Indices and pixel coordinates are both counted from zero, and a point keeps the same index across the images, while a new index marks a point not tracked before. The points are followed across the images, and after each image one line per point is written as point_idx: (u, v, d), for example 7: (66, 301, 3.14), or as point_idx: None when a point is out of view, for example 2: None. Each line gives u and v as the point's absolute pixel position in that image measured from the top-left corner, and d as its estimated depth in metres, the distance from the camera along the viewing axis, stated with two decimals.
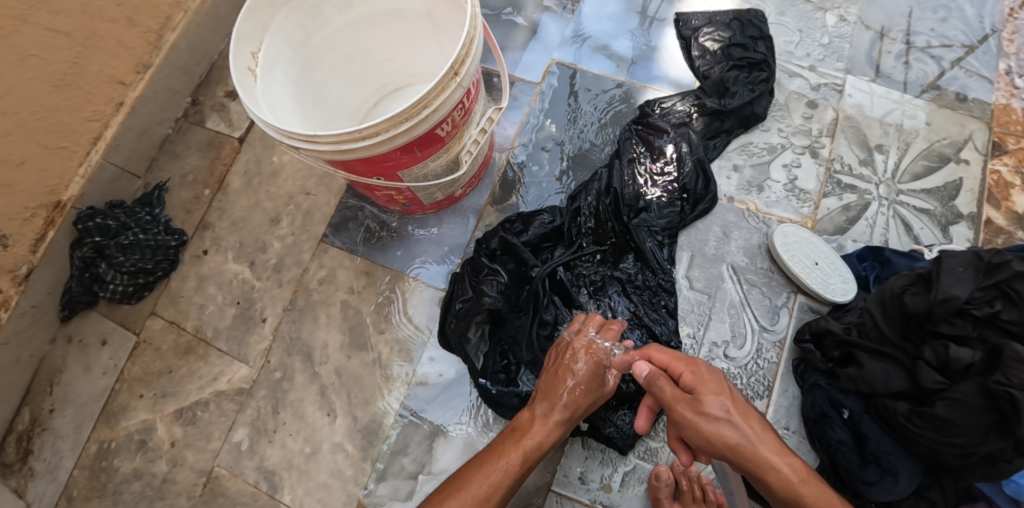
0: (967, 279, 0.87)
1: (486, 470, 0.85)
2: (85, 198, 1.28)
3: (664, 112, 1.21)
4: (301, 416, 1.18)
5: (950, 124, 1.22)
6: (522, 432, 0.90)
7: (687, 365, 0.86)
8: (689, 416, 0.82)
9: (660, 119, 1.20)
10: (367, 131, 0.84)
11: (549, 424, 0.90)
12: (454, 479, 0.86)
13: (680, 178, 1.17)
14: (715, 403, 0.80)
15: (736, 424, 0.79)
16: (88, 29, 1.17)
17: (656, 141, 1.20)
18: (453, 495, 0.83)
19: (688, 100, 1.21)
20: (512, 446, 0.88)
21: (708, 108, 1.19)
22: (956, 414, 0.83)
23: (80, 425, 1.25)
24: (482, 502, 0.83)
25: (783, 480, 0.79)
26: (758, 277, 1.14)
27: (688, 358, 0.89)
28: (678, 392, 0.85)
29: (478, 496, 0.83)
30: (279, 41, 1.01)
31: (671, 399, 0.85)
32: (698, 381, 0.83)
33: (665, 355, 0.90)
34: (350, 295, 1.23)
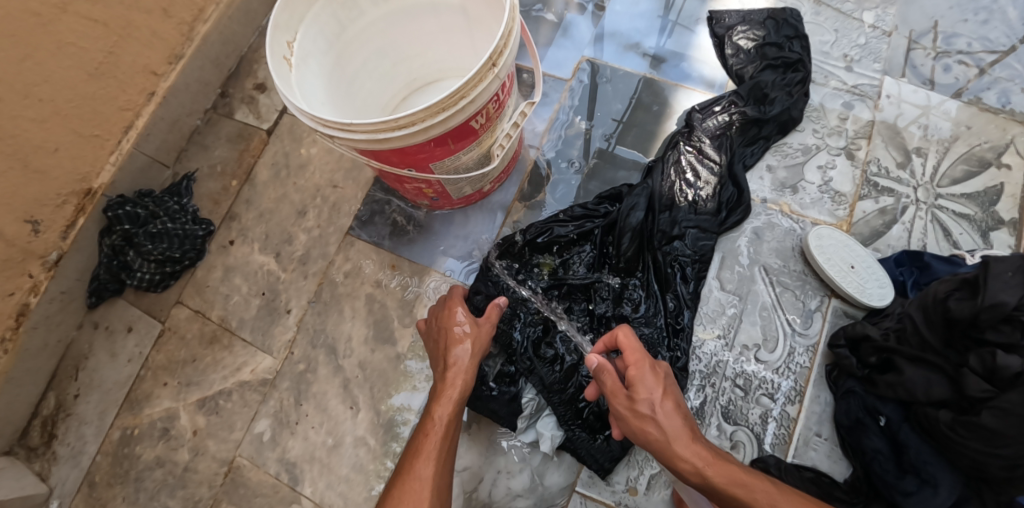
0: (1015, 285, 0.83)
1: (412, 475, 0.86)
2: (116, 187, 1.29)
3: (708, 115, 1.18)
4: (324, 409, 1.18)
5: (991, 128, 1.19)
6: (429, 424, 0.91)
7: (637, 361, 0.87)
8: (623, 410, 0.87)
9: (703, 123, 1.17)
10: (405, 120, 0.84)
11: (444, 402, 0.92)
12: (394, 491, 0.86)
13: (716, 187, 1.14)
14: (644, 403, 0.85)
15: (659, 424, 0.84)
16: (124, 19, 1.19)
17: (700, 147, 1.16)
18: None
19: (732, 104, 1.18)
20: (423, 444, 0.89)
21: (750, 116, 1.16)
22: (1003, 423, 0.80)
23: (105, 411, 1.26)
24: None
25: (690, 469, 0.83)
26: (791, 279, 1.11)
27: (642, 352, 0.88)
28: (617, 385, 0.88)
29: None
30: (314, 33, 1.01)
31: (610, 391, 0.89)
32: (637, 379, 0.86)
33: (625, 344, 0.89)
34: (376, 289, 1.22)
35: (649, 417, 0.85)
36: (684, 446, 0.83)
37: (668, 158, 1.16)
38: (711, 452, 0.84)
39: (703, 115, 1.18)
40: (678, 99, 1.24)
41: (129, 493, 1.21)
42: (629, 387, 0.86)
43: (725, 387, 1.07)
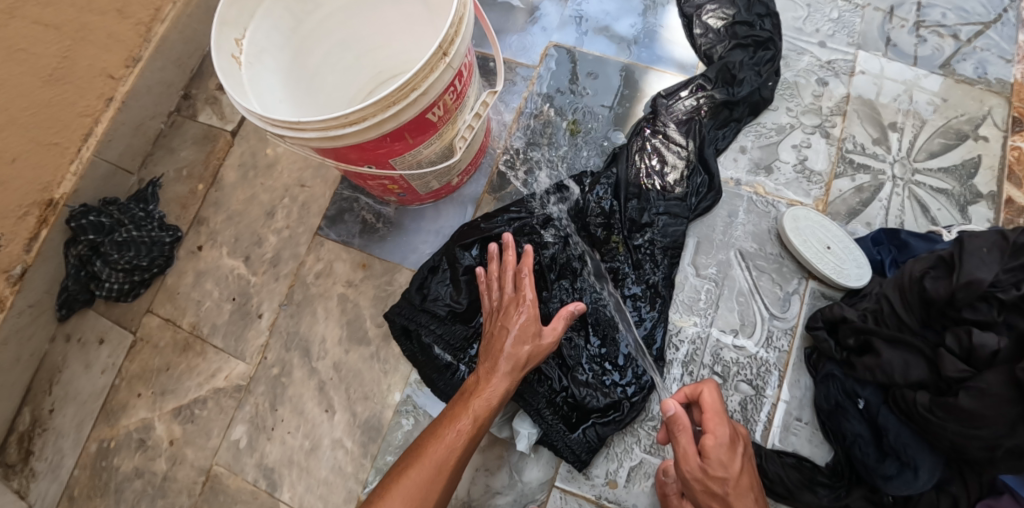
0: (991, 262, 0.81)
1: (441, 435, 0.85)
2: (79, 195, 1.27)
3: (674, 99, 1.16)
4: (301, 412, 1.16)
5: (968, 100, 1.17)
6: (471, 393, 0.90)
7: (715, 429, 0.82)
8: (691, 477, 0.83)
9: (668, 109, 1.16)
10: (354, 116, 0.81)
11: (494, 377, 0.90)
12: (418, 443, 0.87)
13: (685, 172, 1.12)
14: (721, 480, 0.80)
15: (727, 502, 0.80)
16: (77, 22, 1.16)
17: (668, 132, 1.14)
18: (412, 464, 0.83)
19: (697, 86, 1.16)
20: (461, 413, 0.87)
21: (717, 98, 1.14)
22: (980, 405, 0.77)
23: (81, 423, 1.24)
24: (429, 487, 0.82)
25: None
26: (767, 262, 1.09)
27: (723, 418, 0.83)
28: (691, 451, 0.83)
29: (430, 472, 0.83)
30: (267, 28, 0.99)
31: (681, 454, 0.83)
32: (715, 452, 0.81)
33: (706, 404, 0.84)
34: (348, 288, 1.19)
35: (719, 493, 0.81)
36: None
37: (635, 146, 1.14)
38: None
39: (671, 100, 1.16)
40: (649, 82, 1.22)
41: (109, 505, 1.20)
42: (702, 455, 0.82)
43: (703, 375, 1.05)
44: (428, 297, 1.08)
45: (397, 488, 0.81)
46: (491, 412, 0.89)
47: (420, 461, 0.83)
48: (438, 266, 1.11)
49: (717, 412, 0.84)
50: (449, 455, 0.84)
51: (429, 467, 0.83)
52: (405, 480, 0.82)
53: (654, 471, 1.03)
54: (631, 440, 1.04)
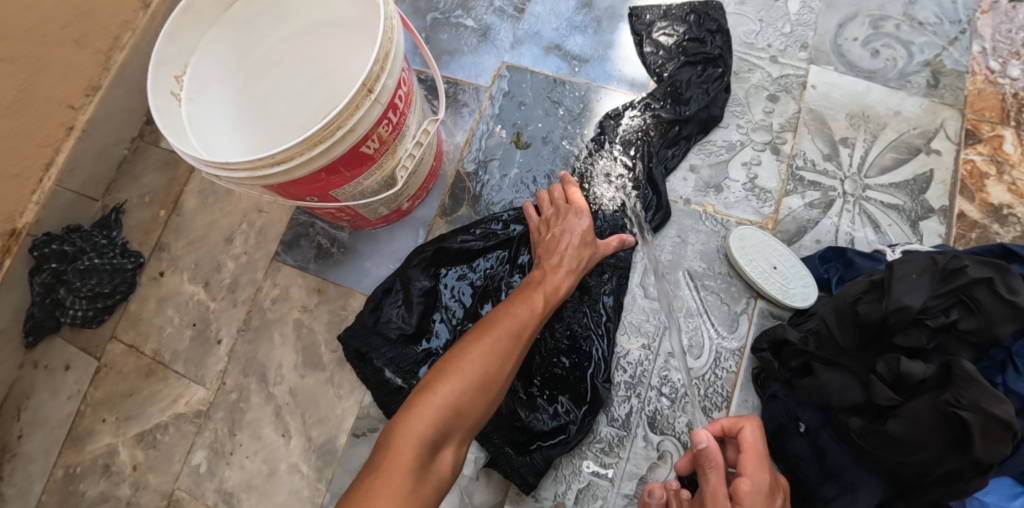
0: (921, 287, 0.80)
1: (514, 310, 0.89)
2: (42, 224, 1.28)
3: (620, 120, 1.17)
4: (259, 437, 1.17)
5: (921, 113, 1.16)
6: (539, 282, 0.95)
7: (753, 469, 0.80)
8: None
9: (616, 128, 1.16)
10: (281, 156, 0.81)
11: (561, 271, 0.96)
12: (488, 319, 0.89)
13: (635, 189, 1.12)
14: None
15: None
16: (33, 54, 1.17)
17: (615, 154, 1.15)
18: (487, 332, 0.86)
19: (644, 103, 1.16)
20: (533, 294, 0.93)
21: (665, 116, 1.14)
22: (910, 432, 0.77)
23: (48, 449, 1.27)
24: (503, 358, 0.84)
25: None
26: (715, 282, 1.09)
27: (761, 460, 0.82)
28: (721, 493, 0.79)
29: (507, 338, 0.86)
30: (209, 62, 1.01)
31: (710, 494, 0.80)
32: (749, 494, 0.78)
33: (748, 443, 0.83)
34: (304, 313, 1.20)
35: None
36: None
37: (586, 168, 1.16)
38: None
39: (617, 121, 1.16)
40: (599, 101, 1.21)
41: None
42: (734, 499, 0.78)
43: (650, 396, 1.06)
44: (381, 319, 1.08)
45: (470, 354, 0.82)
46: (558, 298, 0.94)
47: (494, 331, 0.86)
48: (392, 287, 1.11)
49: (758, 455, 0.82)
50: (521, 333, 0.87)
51: (504, 348, 0.85)
52: (479, 346, 0.84)
53: (603, 493, 1.03)
54: (580, 462, 1.04)
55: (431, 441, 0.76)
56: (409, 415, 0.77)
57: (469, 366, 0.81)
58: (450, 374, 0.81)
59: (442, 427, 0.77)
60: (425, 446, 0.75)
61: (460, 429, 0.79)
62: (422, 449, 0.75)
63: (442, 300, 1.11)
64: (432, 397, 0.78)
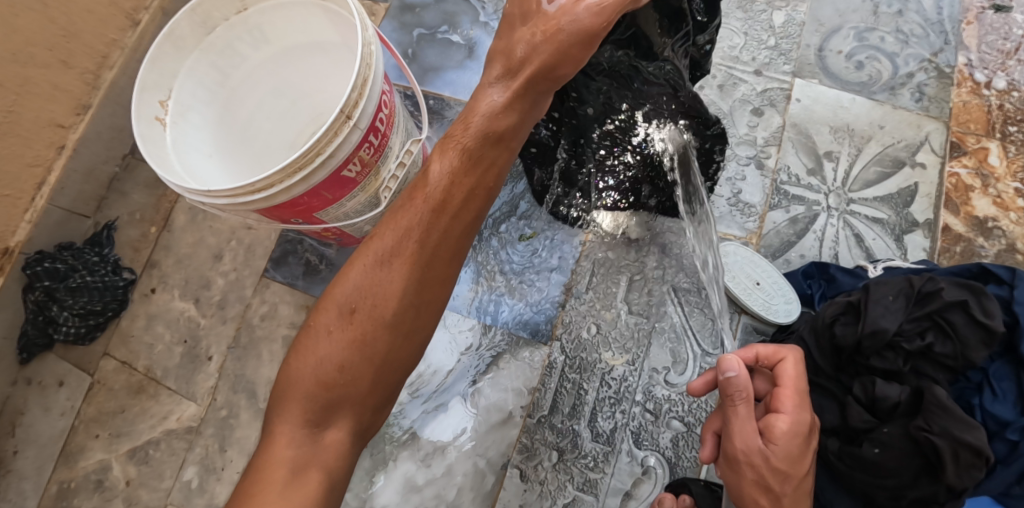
0: (896, 310, 0.81)
1: (386, 225, 0.75)
2: (34, 243, 1.30)
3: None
4: (248, 453, 1.18)
5: (905, 126, 1.16)
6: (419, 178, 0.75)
7: (788, 399, 0.79)
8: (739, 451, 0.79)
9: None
10: (261, 183, 0.82)
11: (444, 154, 0.74)
12: (365, 239, 0.77)
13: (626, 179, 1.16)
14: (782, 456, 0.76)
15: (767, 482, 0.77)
16: (21, 77, 1.19)
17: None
18: (353, 264, 0.75)
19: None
20: (379, 248, 0.74)
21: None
22: (884, 457, 0.77)
23: (42, 465, 1.28)
24: (373, 294, 0.73)
25: None
26: (699, 297, 1.10)
27: (799, 389, 0.79)
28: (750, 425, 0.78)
29: (374, 265, 0.74)
30: (192, 85, 1.01)
31: (740, 427, 0.79)
32: (779, 427, 0.77)
33: (784, 375, 0.80)
34: (293, 330, 1.21)
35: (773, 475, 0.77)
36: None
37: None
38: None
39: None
40: None
41: None
42: (766, 431, 0.78)
43: (634, 412, 1.06)
44: None
45: (314, 342, 0.74)
46: (450, 202, 0.74)
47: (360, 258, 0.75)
48: None
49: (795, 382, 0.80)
50: (379, 275, 0.73)
51: (359, 319, 0.73)
52: (345, 283, 0.75)
53: None
54: (565, 478, 1.05)
55: (296, 450, 0.72)
56: (278, 397, 0.74)
57: (331, 317, 0.74)
58: (310, 338, 0.75)
59: (308, 424, 0.72)
60: (291, 456, 0.71)
61: (343, 401, 0.73)
62: (296, 454, 0.71)
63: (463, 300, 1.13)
64: (291, 377, 0.74)
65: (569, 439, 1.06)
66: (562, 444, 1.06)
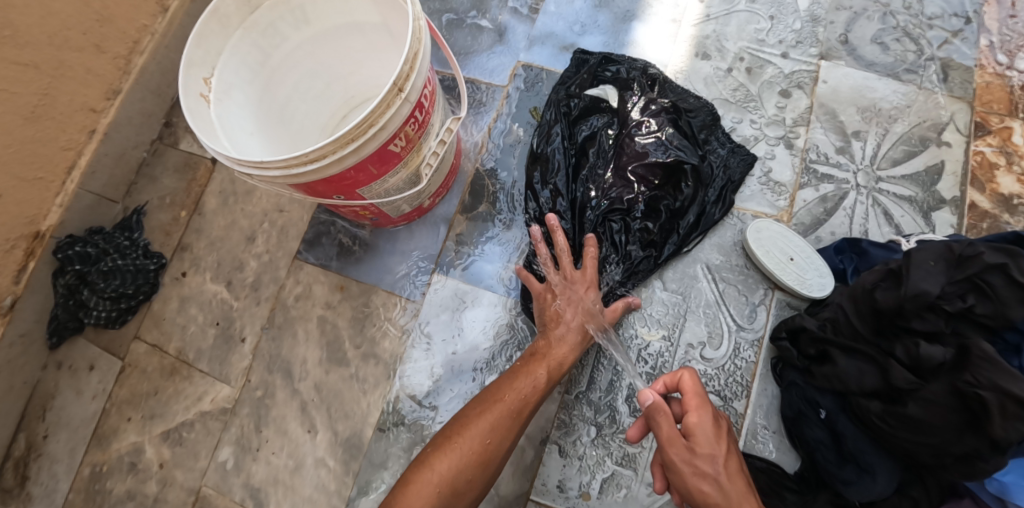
0: (937, 273, 0.83)
1: (520, 385, 0.96)
2: (65, 226, 1.30)
3: (648, 113, 1.16)
4: (284, 432, 1.19)
5: (931, 107, 1.18)
6: (544, 353, 1.00)
7: (696, 407, 0.84)
8: (680, 463, 0.82)
9: (639, 125, 1.16)
10: (315, 154, 0.83)
11: (567, 344, 1.01)
12: (492, 391, 0.98)
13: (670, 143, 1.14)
14: (709, 460, 0.81)
15: (722, 485, 0.80)
16: (55, 60, 1.19)
17: (636, 140, 1.15)
18: (491, 406, 0.95)
19: (676, 99, 1.18)
20: (536, 366, 0.98)
21: (685, 119, 1.16)
22: (929, 413, 0.79)
23: (74, 448, 1.28)
24: (501, 435, 0.93)
25: None
26: (733, 274, 1.11)
27: (703, 398, 0.85)
28: (674, 434, 0.84)
29: (512, 408, 0.94)
30: (235, 64, 1.02)
31: (665, 439, 0.84)
32: (699, 431, 0.83)
33: (685, 386, 0.86)
34: (327, 310, 1.22)
35: (711, 477, 0.80)
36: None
37: (594, 142, 1.17)
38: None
39: (633, 103, 1.18)
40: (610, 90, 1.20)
41: None
42: (686, 436, 0.83)
43: None
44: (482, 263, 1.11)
45: (477, 424, 0.93)
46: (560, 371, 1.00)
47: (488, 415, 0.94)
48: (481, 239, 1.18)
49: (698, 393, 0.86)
50: (494, 442, 0.92)
51: (506, 406, 0.94)
52: (480, 419, 0.93)
53: (628, 482, 1.05)
54: (603, 453, 1.07)
55: (441, 492, 0.88)
56: (407, 492, 0.87)
57: (474, 442, 0.91)
58: (447, 452, 0.91)
59: (438, 491, 0.87)
60: (433, 495, 0.87)
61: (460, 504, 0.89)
62: None
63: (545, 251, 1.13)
64: (428, 477, 0.89)
65: (607, 414, 1.08)
66: (599, 419, 1.08)
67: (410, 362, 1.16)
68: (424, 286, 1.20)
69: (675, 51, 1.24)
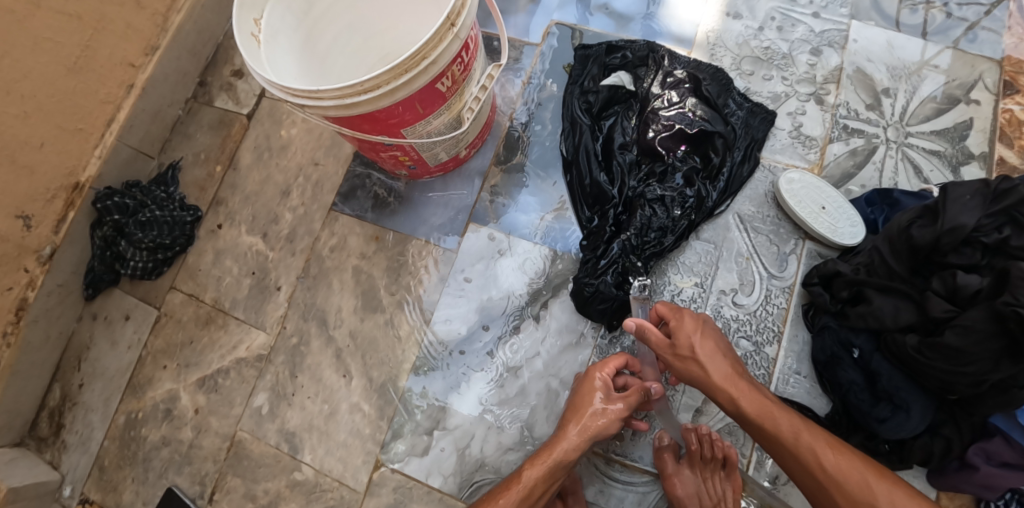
0: (974, 207, 0.84)
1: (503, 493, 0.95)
2: (103, 179, 1.33)
3: (668, 86, 1.19)
4: (319, 379, 1.21)
5: (959, 65, 1.19)
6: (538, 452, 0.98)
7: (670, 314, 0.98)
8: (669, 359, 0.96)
9: (660, 98, 1.18)
10: (370, 83, 0.87)
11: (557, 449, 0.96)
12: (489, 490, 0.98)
13: (695, 110, 1.16)
14: (688, 343, 0.95)
15: (701, 363, 0.93)
16: (97, 13, 1.22)
17: (660, 114, 1.17)
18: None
19: (688, 68, 1.20)
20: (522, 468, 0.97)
21: (704, 86, 1.17)
22: (966, 342, 0.80)
23: (110, 397, 1.31)
24: None
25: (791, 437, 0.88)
26: (764, 225, 1.13)
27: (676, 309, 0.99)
28: (661, 340, 0.97)
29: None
30: (282, 11, 1.05)
31: (656, 344, 0.97)
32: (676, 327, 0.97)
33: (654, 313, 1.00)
34: (362, 260, 1.24)
35: (693, 360, 0.94)
36: (729, 381, 0.92)
37: (618, 116, 1.21)
38: (846, 465, 0.84)
39: (650, 79, 1.20)
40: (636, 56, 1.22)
41: (138, 473, 1.26)
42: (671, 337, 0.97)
43: None
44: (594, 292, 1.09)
45: None
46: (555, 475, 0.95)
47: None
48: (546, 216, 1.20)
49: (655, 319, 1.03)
50: None
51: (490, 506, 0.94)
52: None
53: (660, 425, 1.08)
54: None
55: None
56: None
57: None
58: None
59: None
60: None
61: None
62: None
63: (586, 213, 1.17)
64: None
65: None
66: None
67: (445, 309, 1.18)
68: (458, 235, 1.22)
69: (706, 12, 1.26)
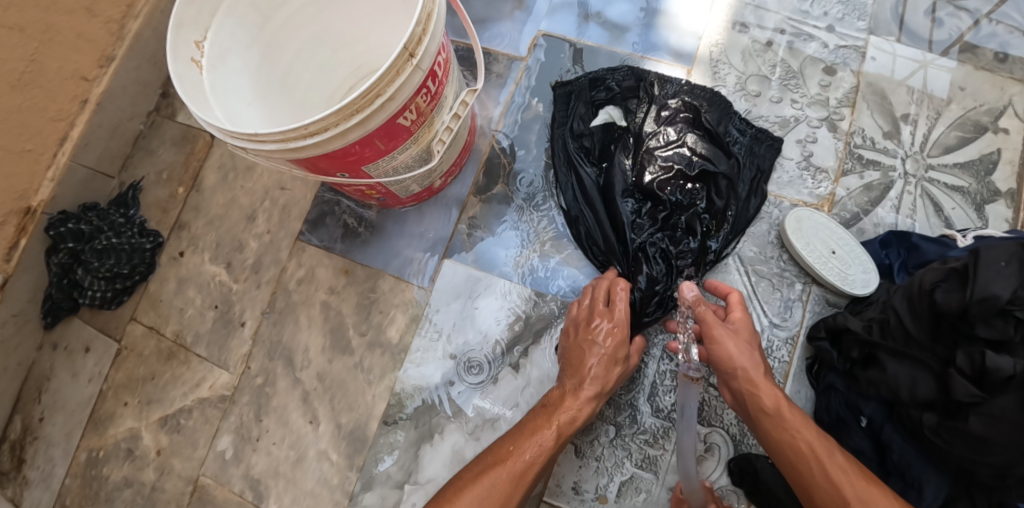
0: (1010, 275, 0.72)
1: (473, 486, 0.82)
2: (58, 202, 1.23)
3: (663, 121, 1.07)
4: (285, 422, 1.13)
5: (988, 88, 1.06)
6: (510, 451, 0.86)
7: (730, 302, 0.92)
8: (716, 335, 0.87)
9: (655, 135, 1.07)
10: (315, 126, 0.77)
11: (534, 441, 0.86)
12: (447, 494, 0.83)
13: (695, 148, 1.05)
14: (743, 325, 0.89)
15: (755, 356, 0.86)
16: (43, 23, 1.11)
17: (656, 153, 1.06)
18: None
19: (681, 94, 1.08)
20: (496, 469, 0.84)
21: (703, 116, 1.06)
22: (993, 431, 0.71)
23: (70, 433, 1.23)
24: None
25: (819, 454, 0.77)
26: (767, 267, 1.03)
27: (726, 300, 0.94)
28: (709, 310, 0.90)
29: None
30: (232, 26, 0.94)
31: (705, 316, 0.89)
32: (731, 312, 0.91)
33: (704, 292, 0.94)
34: (331, 295, 1.15)
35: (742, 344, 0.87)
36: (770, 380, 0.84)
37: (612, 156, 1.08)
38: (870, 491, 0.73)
39: (643, 113, 1.09)
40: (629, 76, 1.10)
41: None
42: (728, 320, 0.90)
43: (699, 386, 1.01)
44: None
45: None
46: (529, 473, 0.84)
47: None
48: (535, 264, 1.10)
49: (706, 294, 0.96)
50: None
51: None
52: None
53: (648, 486, 0.99)
54: (622, 454, 1.00)
55: None
56: None
57: None
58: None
59: None
60: None
61: None
62: None
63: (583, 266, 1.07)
64: None
65: (627, 414, 1.02)
66: (618, 418, 1.02)
67: (418, 351, 1.10)
68: (433, 270, 1.12)
69: (710, 22, 1.14)
